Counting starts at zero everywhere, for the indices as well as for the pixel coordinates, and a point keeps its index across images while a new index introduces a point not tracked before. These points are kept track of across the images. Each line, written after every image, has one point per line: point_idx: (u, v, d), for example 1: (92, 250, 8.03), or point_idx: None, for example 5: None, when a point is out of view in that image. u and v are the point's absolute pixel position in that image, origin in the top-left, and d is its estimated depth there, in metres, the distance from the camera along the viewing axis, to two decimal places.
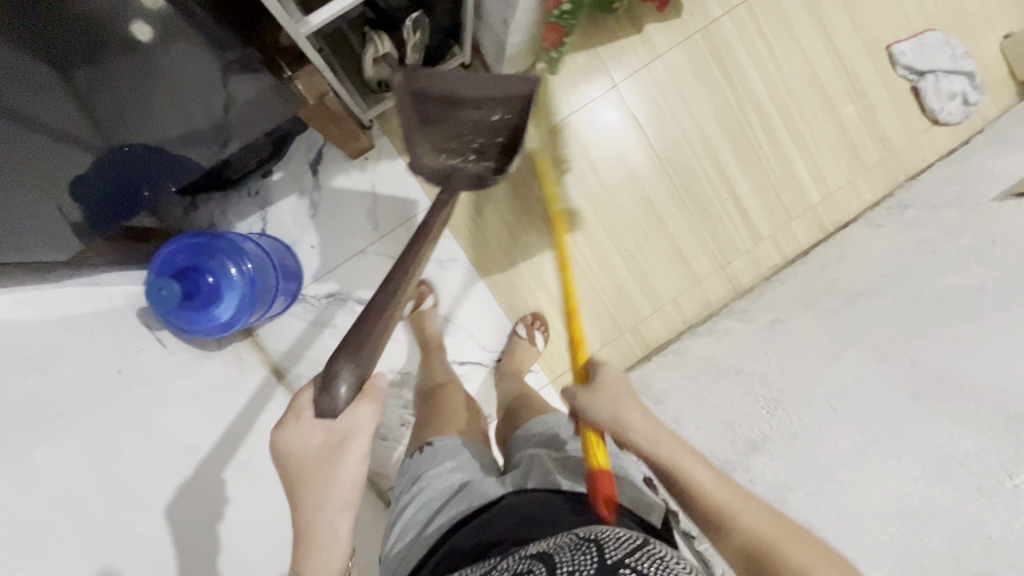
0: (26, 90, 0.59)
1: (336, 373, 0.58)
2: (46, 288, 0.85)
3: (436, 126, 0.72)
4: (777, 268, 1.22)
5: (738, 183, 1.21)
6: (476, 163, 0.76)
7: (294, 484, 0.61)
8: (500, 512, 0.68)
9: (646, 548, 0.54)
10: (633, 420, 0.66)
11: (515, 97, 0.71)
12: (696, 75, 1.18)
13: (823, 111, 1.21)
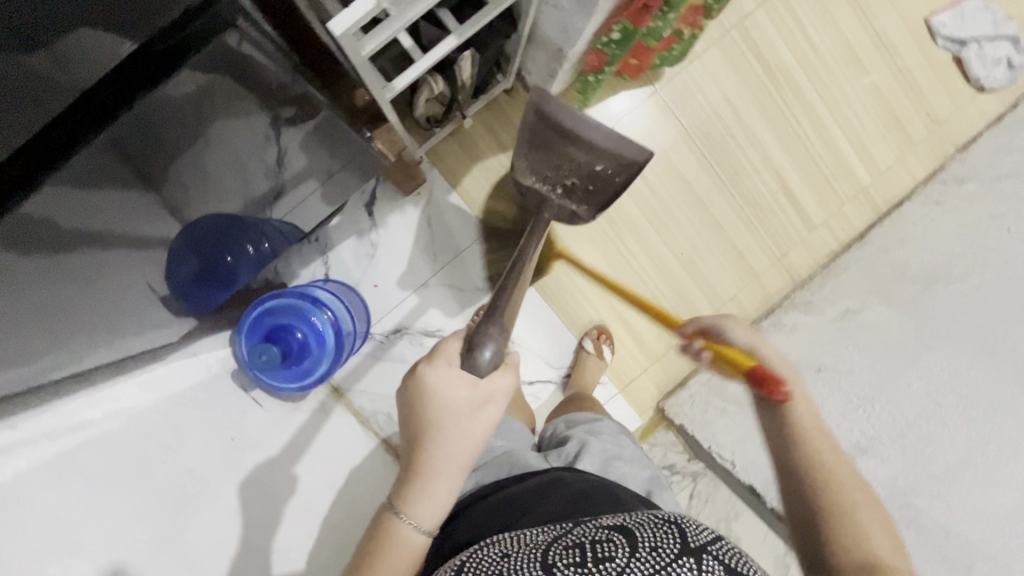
0: (99, 187, 0.55)
1: (484, 333, 0.57)
2: (164, 370, 1.01)
3: (541, 152, 0.76)
4: (834, 254, 1.22)
5: (786, 173, 1.21)
6: (563, 199, 0.76)
7: (423, 426, 0.60)
8: (556, 482, 0.68)
9: (726, 540, 0.54)
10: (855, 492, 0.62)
11: (623, 158, 0.75)
12: (736, 70, 1.18)
13: (865, 91, 1.21)
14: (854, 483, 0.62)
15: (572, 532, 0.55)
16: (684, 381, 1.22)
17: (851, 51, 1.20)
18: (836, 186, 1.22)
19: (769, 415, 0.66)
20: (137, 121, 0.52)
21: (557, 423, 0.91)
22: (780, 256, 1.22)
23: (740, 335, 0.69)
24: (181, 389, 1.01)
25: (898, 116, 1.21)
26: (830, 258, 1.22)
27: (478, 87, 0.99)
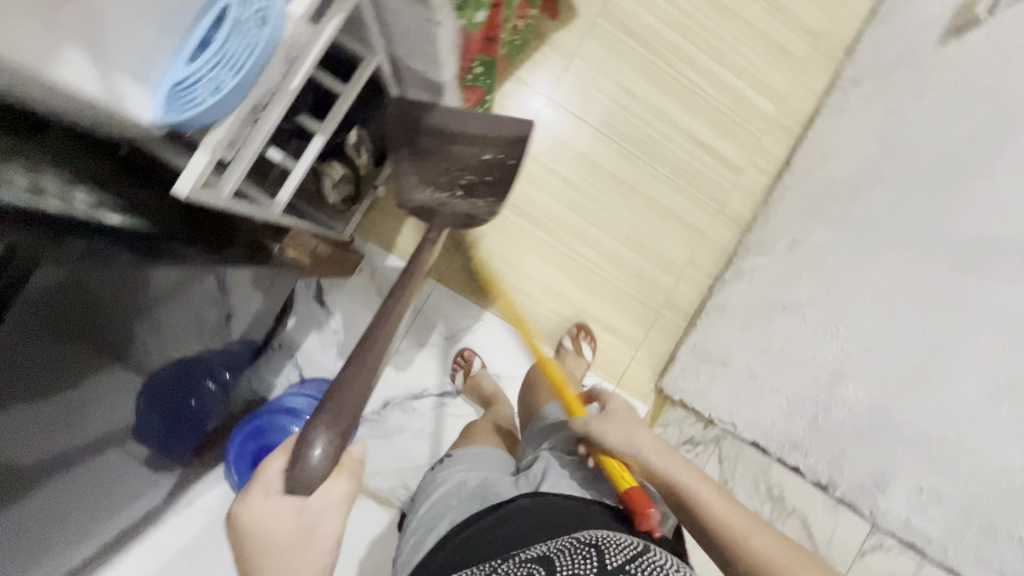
0: (53, 394, 0.46)
1: (312, 437, 0.51)
2: (152, 536, 0.97)
3: (427, 158, 0.83)
4: (768, 188, 1.25)
5: (697, 130, 1.24)
6: (464, 199, 0.83)
7: (248, 560, 0.51)
8: (510, 513, 0.74)
9: (645, 554, 0.63)
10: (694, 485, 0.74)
11: (507, 138, 0.79)
12: (615, 55, 1.21)
13: (742, 30, 1.24)
14: (736, 510, 0.72)
15: (503, 565, 0.63)
16: (673, 355, 1.24)
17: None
18: (746, 125, 1.25)
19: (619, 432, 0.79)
20: (82, 298, 0.44)
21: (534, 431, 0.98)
22: (719, 207, 1.25)
23: (618, 439, 0.79)
24: (178, 546, 0.99)
25: (779, 43, 1.25)
26: (766, 193, 1.25)
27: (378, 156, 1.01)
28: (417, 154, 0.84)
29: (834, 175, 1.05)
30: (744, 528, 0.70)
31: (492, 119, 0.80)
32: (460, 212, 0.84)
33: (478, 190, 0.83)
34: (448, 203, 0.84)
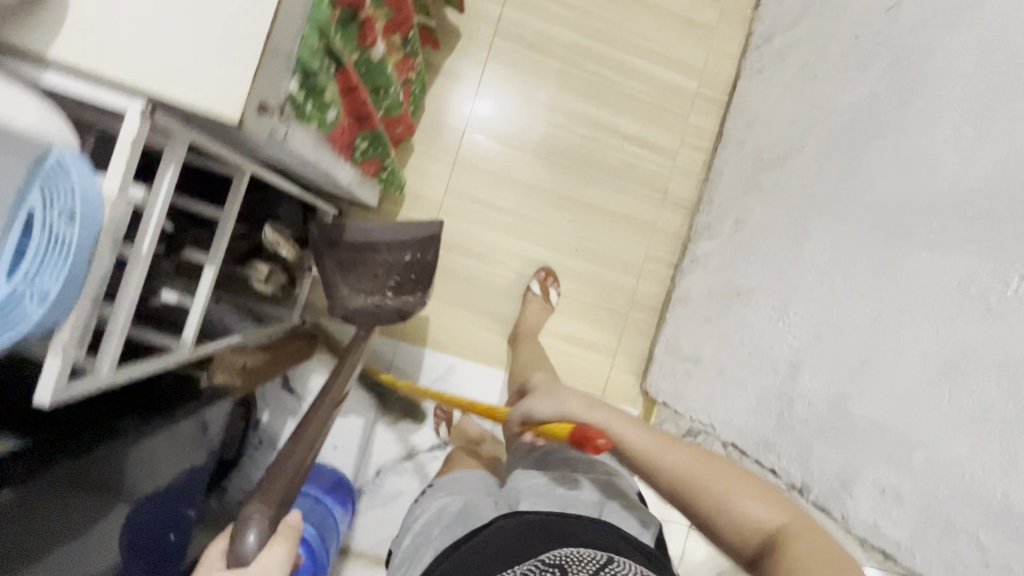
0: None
1: (247, 519, 0.55)
2: None
3: (354, 268, 0.82)
4: (706, 164, 1.23)
5: (622, 124, 1.21)
6: (394, 298, 0.86)
7: None
8: (489, 539, 0.69)
9: (609, 566, 0.61)
10: (628, 435, 0.58)
11: (424, 236, 0.84)
12: (520, 71, 1.18)
13: (643, 13, 1.21)
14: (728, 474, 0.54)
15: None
16: (650, 355, 1.22)
17: None
18: (670, 107, 1.22)
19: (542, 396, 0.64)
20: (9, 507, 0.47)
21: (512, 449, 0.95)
22: (662, 196, 1.22)
23: (546, 407, 0.62)
24: None
25: (682, 17, 1.22)
26: (705, 171, 1.23)
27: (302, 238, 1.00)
28: (341, 265, 0.81)
29: (761, 143, 1.01)
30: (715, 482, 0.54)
31: (406, 222, 0.82)
32: (392, 312, 0.86)
33: (409, 289, 0.87)
34: (383, 307, 0.85)
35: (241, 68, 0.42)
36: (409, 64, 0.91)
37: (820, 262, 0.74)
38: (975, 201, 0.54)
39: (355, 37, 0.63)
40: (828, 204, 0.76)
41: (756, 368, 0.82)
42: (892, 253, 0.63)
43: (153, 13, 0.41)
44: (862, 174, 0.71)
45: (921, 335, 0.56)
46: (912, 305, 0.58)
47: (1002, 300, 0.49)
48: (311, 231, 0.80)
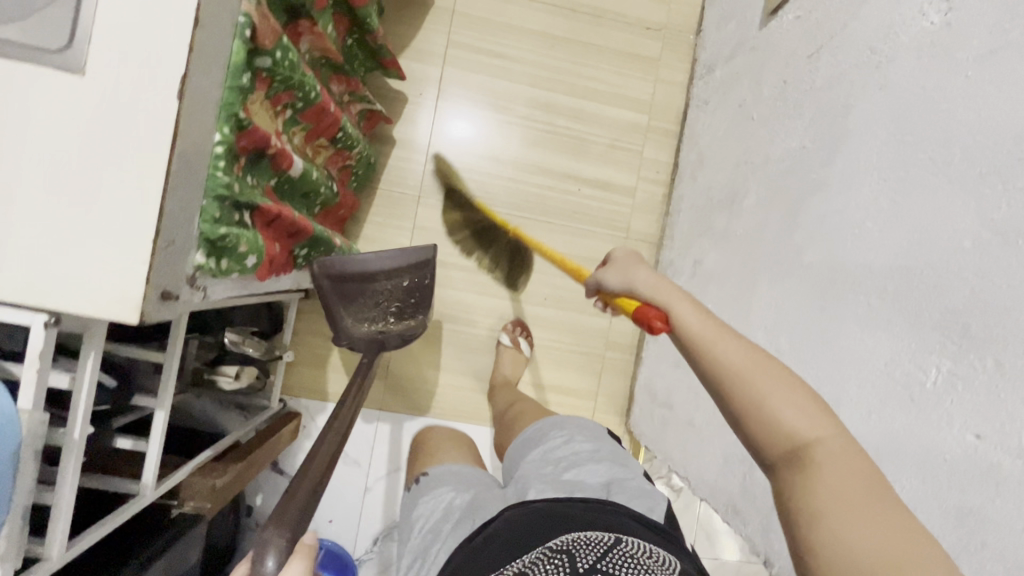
0: None
1: (265, 541, 0.41)
2: None
3: (358, 299, 0.83)
4: (666, 197, 1.22)
5: (576, 168, 1.21)
6: (397, 323, 0.88)
7: None
8: (498, 531, 0.63)
9: (618, 547, 0.54)
10: (685, 316, 0.52)
11: (422, 262, 0.86)
12: (468, 128, 1.18)
13: (585, 53, 1.20)
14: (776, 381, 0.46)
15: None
16: (632, 393, 1.22)
17: (548, 34, 1.19)
18: (623, 145, 1.22)
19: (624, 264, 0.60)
20: None
21: (514, 449, 0.90)
22: (626, 233, 1.22)
23: (616, 279, 0.60)
24: None
25: (626, 53, 1.21)
26: (665, 204, 1.22)
27: (269, 330, 1.03)
28: (344, 300, 0.82)
29: (711, 182, 1.01)
30: (765, 386, 0.46)
31: (399, 251, 0.83)
32: (396, 335, 0.88)
33: (410, 312, 0.89)
34: (388, 335, 0.87)
35: (138, 269, 0.44)
36: (345, 156, 0.92)
37: (769, 321, 0.74)
38: (894, 280, 0.54)
39: (269, 171, 0.65)
40: (771, 259, 0.76)
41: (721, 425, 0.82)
42: (828, 322, 0.62)
43: (44, 231, 0.43)
44: (798, 233, 0.71)
45: (856, 416, 0.55)
46: (848, 382, 0.57)
47: (922, 391, 0.49)
48: (312, 266, 0.78)
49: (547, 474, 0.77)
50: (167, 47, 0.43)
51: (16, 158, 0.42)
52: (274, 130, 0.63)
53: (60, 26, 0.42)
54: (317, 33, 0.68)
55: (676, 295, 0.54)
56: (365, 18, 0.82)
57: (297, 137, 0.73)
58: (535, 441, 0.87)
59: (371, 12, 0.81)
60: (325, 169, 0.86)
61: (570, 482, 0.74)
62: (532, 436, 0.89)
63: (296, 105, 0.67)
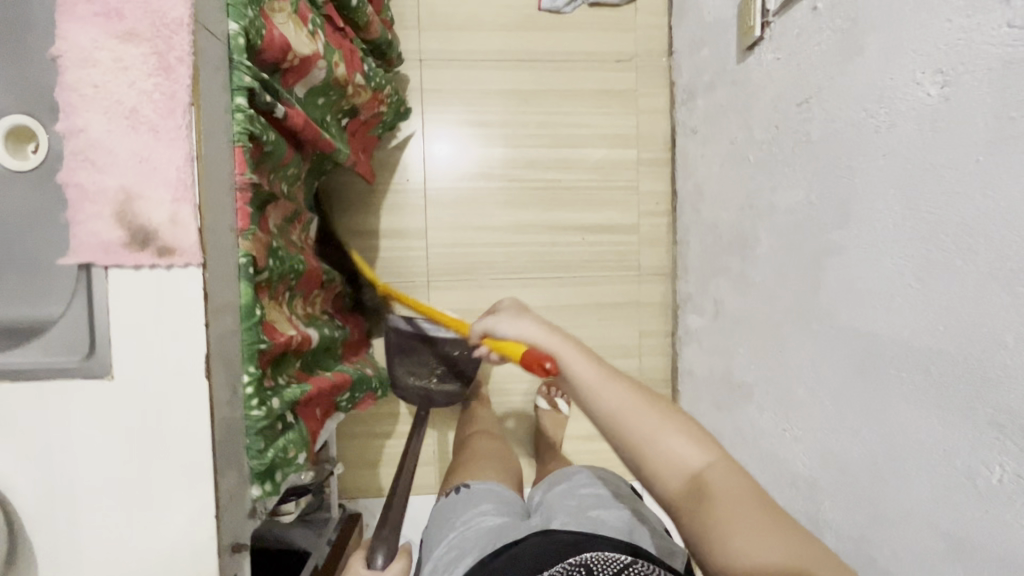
0: None
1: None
2: None
3: (410, 357, 0.93)
4: (671, 227, 1.21)
5: (576, 218, 1.20)
6: (438, 386, 0.94)
7: None
8: (517, 551, 0.59)
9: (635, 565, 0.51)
10: (577, 365, 0.55)
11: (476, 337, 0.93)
12: (461, 203, 1.17)
13: (562, 102, 1.18)
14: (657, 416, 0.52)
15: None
16: None
17: (520, 91, 1.17)
18: (618, 184, 1.20)
19: (510, 319, 0.63)
20: None
21: (546, 481, 0.80)
22: (637, 271, 1.21)
23: (507, 324, 0.63)
24: None
25: (602, 91, 1.18)
26: (671, 234, 1.21)
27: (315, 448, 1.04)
28: (401, 351, 0.93)
29: (716, 219, 0.99)
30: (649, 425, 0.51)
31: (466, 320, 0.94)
32: (438, 396, 0.94)
33: (452, 378, 0.94)
34: (434, 393, 0.94)
35: (207, 543, 0.45)
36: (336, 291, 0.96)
37: (809, 380, 0.74)
38: (937, 363, 0.54)
39: (293, 356, 0.66)
40: (799, 315, 0.76)
41: (777, 479, 0.82)
42: (874, 395, 0.62)
43: (111, 531, 0.44)
44: (823, 293, 0.70)
45: (923, 500, 0.55)
46: (907, 461, 0.57)
47: (987, 487, 0.49)
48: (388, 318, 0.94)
49: (573, 507, 0.69)
50: (186, 329, 0.43)
51: (68, 473, 0.43)
52: (282, 319, 0.64)
53: (78, 339, 0.43)
54: (285, 204, 0.67)
55: (562, 337, 0.59)
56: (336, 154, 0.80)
57: (298, 303, 0.74)
58: (561, 478, 0.77)
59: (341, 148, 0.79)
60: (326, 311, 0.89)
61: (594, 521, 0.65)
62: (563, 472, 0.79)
63: (292, 284, 0.69)
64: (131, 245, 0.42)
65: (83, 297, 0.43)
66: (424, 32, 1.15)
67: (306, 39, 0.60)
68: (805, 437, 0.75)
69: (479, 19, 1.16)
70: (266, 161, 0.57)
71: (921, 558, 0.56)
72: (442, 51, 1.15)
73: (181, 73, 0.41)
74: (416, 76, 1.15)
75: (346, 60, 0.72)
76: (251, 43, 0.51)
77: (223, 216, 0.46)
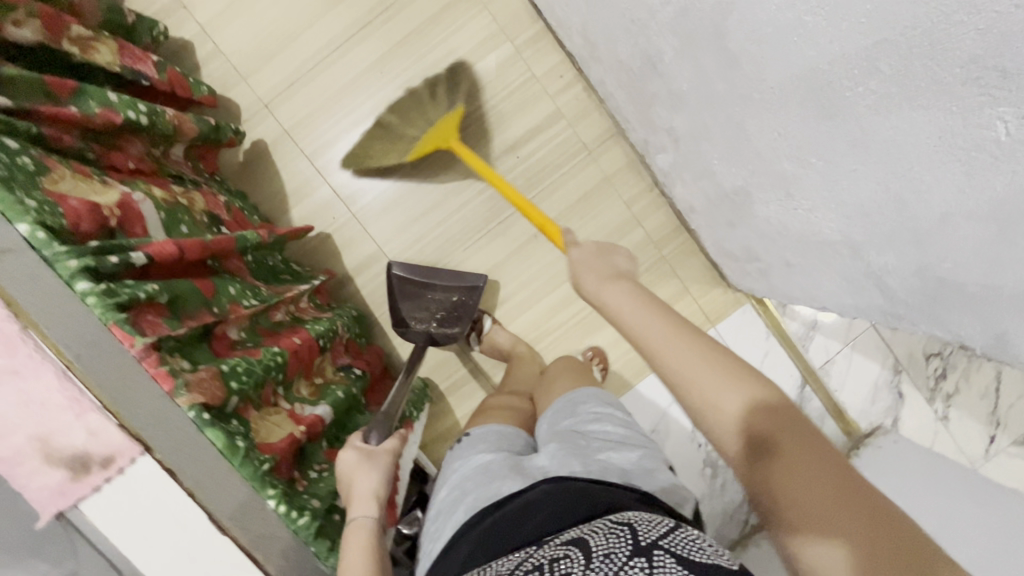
0: None
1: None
2: None
3: (415, 301, 1.01)
4: (590, 89, 1.11)
5: (500, 141, 1.11)
6: (440, 328, 0.99)
7: None
8: (534, 500, 0.60)
9: (684, 531, 0.50)
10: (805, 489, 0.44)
11: (469, 284, 1.02)
12: (392, 201, 1.11)
13: (413, 46, 1.08)
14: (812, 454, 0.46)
15: (535, 554, 0.52)
16: (711, 262, 1.18)
17: (370, 66, 1.08)
18: (514, 83, 1.10)
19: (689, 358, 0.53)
20: None
21: (547, 423, 0.80)
22: (586, 149, 1.12)
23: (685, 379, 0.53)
24: None
25: (440, 10, 1.08)
26: (594, 95, 1.11)
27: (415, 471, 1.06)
28: (405, 295, 1.01)
29: (615, 55, 0.90)
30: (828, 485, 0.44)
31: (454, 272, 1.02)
32: (441, 337, 0.98)
33: (451, 320, 0.99)
34: (435, 332, 0.98)
35: None
36: (344, 340, 0.92)
37: (786, 151, 0.66)
38: (883, 54, 0.45)
39: (314, 441, 0.66)
40: (737, 95, 0.67)
41: (821, 254, 0.75)
42: (849, 125, 0.54)
43: None
44: (741, 62, 0.62)
45: (951, 196, 0.48)
46: (914, 167, 0.50)
47: (1003, 147, 0.41)
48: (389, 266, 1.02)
49: (582, 446, 0.69)
50: (176, 505, 0.46)
51: None
52: (286, 416, 0.64)
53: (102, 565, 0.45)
54: (230, 314, 0.65)
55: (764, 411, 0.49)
56: (248, 240, 0.81)
57: (300, 388, 0.72)
58: (571, 410, 0.78)
59: (244, 235, 0.80)
60: (337, 371, 0.86)
61: (603, 466, 0.67)
62: (577, 396, 0.80)
63: (281, 377, 0.66)
64: (77, 475, 0.45)
65: (78, 536, 0.46)
66: (252, 78, 1.08)
67: (104, 190, 0.59)
68: (818, 205, 0.68)
69: (289, 32, 1.08)
70: (166, 307, 0.55)
71: (982, 252, 0.49)
72: (278, 85, 1.08)
73: (8, 328, 0.43)
74: (274, 122, 1.09)
75: (153, 185, 0.71)
76: (56, 229, 0.49)
77: (143, 393, 0.47)
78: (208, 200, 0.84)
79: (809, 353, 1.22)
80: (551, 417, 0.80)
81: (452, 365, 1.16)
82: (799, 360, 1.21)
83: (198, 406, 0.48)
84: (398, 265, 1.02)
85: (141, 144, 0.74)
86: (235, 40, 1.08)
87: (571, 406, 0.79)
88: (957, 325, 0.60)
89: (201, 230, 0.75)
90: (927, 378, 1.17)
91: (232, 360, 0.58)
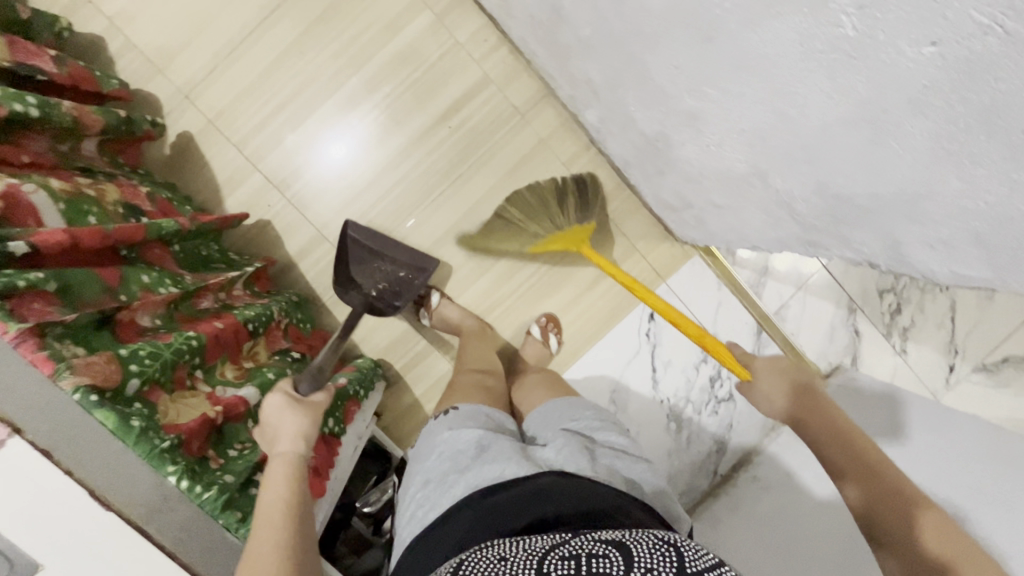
0: None
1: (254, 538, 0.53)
2: None
3: (363, 270, 1.01)
4: (515, 52, 1.10)
5: (429, 111, 1.09)
6: (379, 298, 0.99)
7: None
8: (547, 492, 0.59)
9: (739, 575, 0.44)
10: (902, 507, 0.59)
11: (420, 265, 1.03)
12: (326, 181, 1.09)
13: (330, 23, 1.06)
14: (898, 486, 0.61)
15: (569, 541, 0.47)
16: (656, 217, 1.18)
17: (288, 46, 1.06)
18: (438, 52, 1.08)
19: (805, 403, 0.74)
20: None
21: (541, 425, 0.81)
22: (518, 113, 1.11)
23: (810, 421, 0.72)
24: None
25: None
26: (520, 57, 1.10)
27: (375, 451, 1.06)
28: (354, 258, 1.01)
29: (527, 10, 0.88)
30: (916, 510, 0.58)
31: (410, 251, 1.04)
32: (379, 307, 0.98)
33: (393, 295, 1.00)
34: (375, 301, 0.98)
35: None
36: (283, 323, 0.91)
37: (685, 85, 0.65)
38: None
39: (235, 421, 0.66)
40: (632, 32, 0.66)
41: (740, 190, 0.75)
42: (726, 45, 0.53)
43: None
44: None
45: (823, 104, 0.47)
46: (789, 79, 0.49)
47: (854, 43, 0.40)
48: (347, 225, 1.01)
49: (588, 447, 0.71)
50: (54, 487, 0.46)
51: None
52: (203, 398, 0.63)
53: None
54: (140, 301, 0.64)
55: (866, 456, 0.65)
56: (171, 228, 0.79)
57: (224, 371, 0.72)
58: (569, 413, 0.81)
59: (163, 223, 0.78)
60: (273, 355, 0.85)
61: (608, 468, 0.68)
62: (572, 405, 0.83)
63: (198, 361, 0.66)
64: None
65: None
66: (169, 70, 1.06)
67: None
68: (724, 138, 0.67)
69: (201, 19, 1.05)
70: (57, 295, 0.54)
71: (864, 159, 0.48)
72: (196, 74, 1.06)
73: None
74: (198, 113, 1.07)
75: (52, 177, 0.70)
76: None
77: (20, 378, 0.47)
78: (126, 190, 0.83)
79: (762, 299, 1.20)
80: (546, 418, 0.82)
81: (407, 344, 1.15)
82: (754, 308, 1.19)
83: (82, 387, 0.49)
84: (354, 227, 1.02)
85: (41, 139, 0.73)
86: (146, 32, 1.05)
87: (574, 411, 0.81)
88: (862, 241, 0.60)
89: (112, 220, 0.74)
90: (883, 314, 1.20)
91: (134, 344, 0.57)
